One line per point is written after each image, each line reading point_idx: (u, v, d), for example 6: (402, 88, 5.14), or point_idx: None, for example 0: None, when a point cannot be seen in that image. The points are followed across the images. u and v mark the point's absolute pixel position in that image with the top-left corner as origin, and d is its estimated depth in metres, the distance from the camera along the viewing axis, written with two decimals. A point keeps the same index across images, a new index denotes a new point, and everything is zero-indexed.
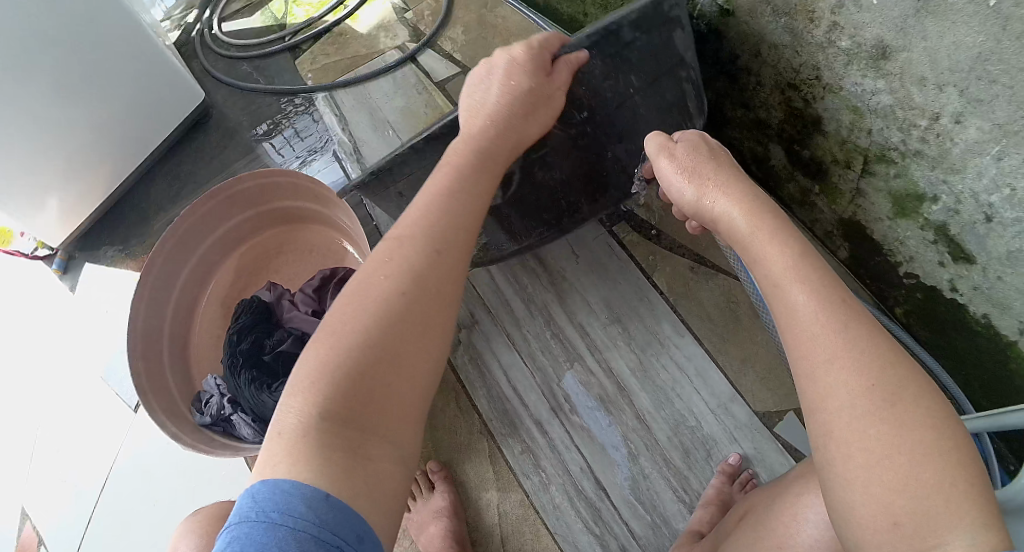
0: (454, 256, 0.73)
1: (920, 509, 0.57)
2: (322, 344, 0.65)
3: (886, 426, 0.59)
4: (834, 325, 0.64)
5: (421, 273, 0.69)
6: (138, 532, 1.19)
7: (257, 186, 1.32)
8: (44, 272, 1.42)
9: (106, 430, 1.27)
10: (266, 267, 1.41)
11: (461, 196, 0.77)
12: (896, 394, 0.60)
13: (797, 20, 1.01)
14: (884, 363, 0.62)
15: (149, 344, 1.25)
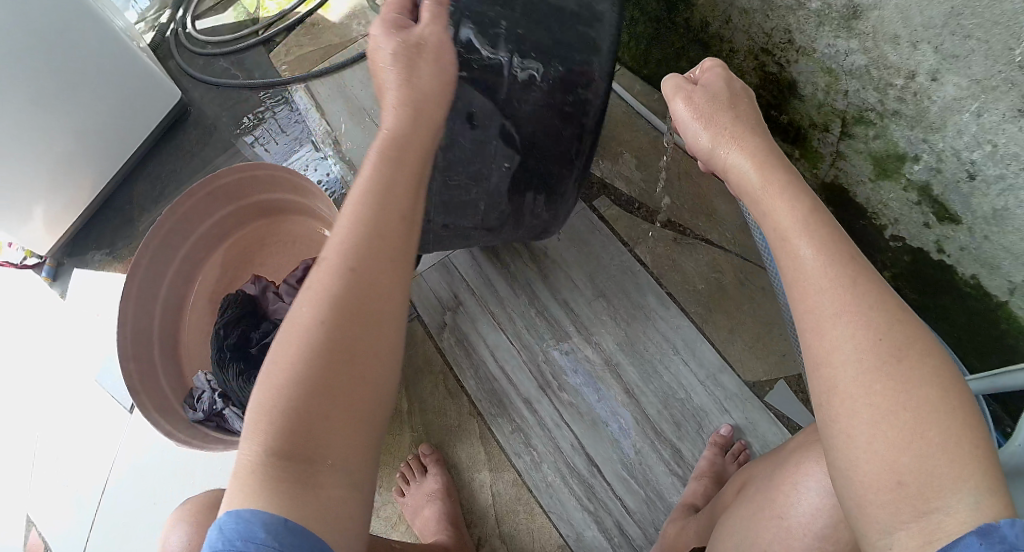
0: (385, 263, 0.64)
1: (923, 467, 0.52)
2: (266, 377, 0.60)
3: (891, 381, 0.55)
4: (840, 281, 0.58)
5: (334, 288, 0.62)
6: (141, 532, 1.20)
7: (238, 180, 1.33)
8: (33, 281, 1.42)
9: (103, 433, 1.27)
10: (251, 259, 1.42)
11: (386, 189, 0.67)
12: (902, 350, 0.56)
13: None
14: (883, 323, 0.57)
15: (139, 344, 1.25)
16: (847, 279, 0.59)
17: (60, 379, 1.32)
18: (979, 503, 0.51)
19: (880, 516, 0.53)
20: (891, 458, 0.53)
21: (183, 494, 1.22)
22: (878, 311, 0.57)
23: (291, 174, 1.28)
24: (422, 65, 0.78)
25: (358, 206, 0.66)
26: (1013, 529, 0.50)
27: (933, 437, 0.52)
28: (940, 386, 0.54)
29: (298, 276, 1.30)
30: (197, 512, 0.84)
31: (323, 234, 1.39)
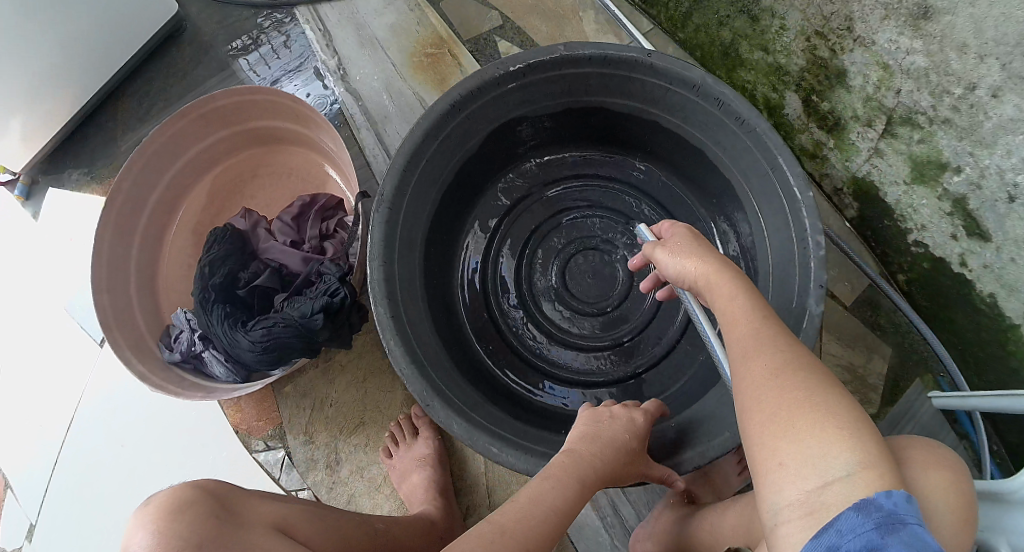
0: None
1: (802, 448, 0.60)
2: None
3: (769, 385, 0.64)
4: (757, 328, 0.69)
5: (508, 536, 0.69)
6: (109, 476, 1.15)
7: (232, 105, 1.20)
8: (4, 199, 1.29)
9: (72, 368, 1.19)
10: (240, 193, 1.29)
11: (561, 488, 0.75)
12: (779, 366, 0.64)
13: None
14: (767, 345, 0.66)
15: (115, 275, 1.15)
16: (763, 319, 0.69)
17: (27, 307, 1.23)
18: (852, 475, 0.57)
19: (772, 496, 0.60)
20: (773, 452, 0.61)
21: (158, 440, 1.16)
22: (746, 343, 0.68)
23: (295, 101, 1.16)
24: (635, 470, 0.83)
25: (544, 496, 0.74)
26: (889, 500, 0.56)
27: (803, 424, 0.60)
28: (819, 387, 0.62)
29: (293, 213, 1.16)
30: (158, 518, 0.69)
31: (325, 170, 1.28)
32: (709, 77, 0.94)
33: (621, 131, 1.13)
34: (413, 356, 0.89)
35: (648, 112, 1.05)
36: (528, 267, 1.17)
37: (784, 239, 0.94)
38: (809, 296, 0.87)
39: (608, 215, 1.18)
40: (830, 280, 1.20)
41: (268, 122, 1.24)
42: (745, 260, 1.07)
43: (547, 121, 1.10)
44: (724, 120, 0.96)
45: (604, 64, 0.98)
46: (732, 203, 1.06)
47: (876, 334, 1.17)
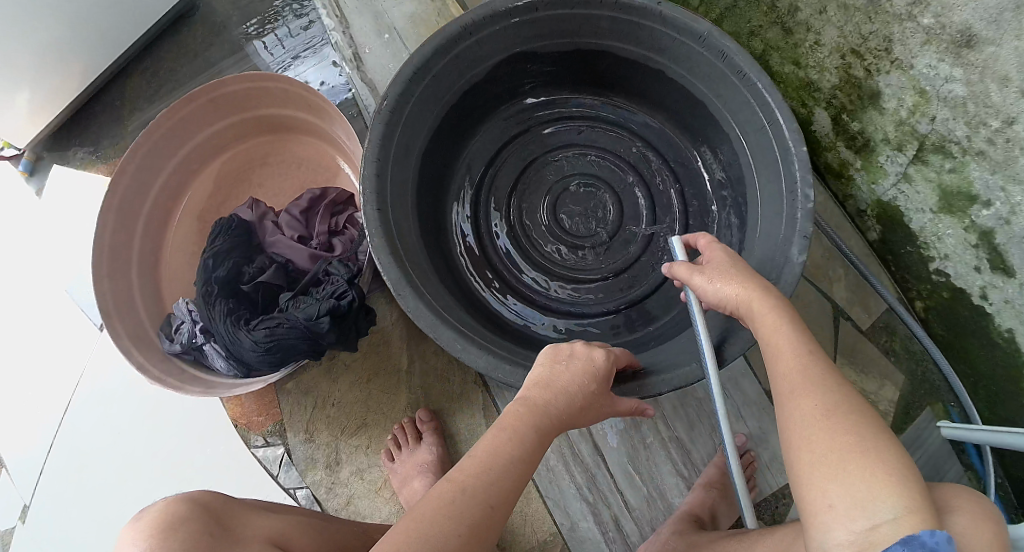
0: (504, 504, 0.69)
1: (858, 492, 0.60)
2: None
3: (821, 425, 0.63)
4: (801, 368, 0.67)
5: (464, 496, 0.67)
6: (103, 463, 1.14)
7: (245, 90, 1.13)
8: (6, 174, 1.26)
9: (69, 351, 1.17)
10: (247, 180, 1.23)
11: (517, 435, 0.73)
12: (832, 409, 0.64)
13: None
14: (817, 387, 0.66)
15: (117, 260, 1.12)
16: (806, 356, 0.69)
17: (23, 285, 1.21)
18: (898, 517, 0.58)
19: (821, 536, 0.61)
20: (821, 495, 0.61)
21: (157, 432, 1.14)
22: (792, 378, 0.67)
23: (309, 91, 1.09)
24: (591, 412, 0.80)
25: (499, 447, 0.72)
26: (932, 537, 0.57)
27: (852, 465, 0.61)
28: (869, 434, 0.62)
29: (302, 206, 1.08)
30: (153, 535, 0.74)
31: (336, 161, 1.20)
32: (714, 30, 0.93)
33: (624, 79, 1.09)
34: (395, 253, 0.92)
35: (654, 62, 1.03)
36: (519, 200, 1.12)
37: (774, 191, 0.95)
38: (793, 243, 0.90)
39: (607, 156, 1.14)
40: (845, 304, 1.17)
41: (271, 105, 1.17)
42: (734, 198, 1.05)
43: (551, 63, 1.08)
44: (727, 73, 0.96)
45: (614, 8, 0.97)
46: (727, 154, 1.04)
47: (889, 360, 1.16)
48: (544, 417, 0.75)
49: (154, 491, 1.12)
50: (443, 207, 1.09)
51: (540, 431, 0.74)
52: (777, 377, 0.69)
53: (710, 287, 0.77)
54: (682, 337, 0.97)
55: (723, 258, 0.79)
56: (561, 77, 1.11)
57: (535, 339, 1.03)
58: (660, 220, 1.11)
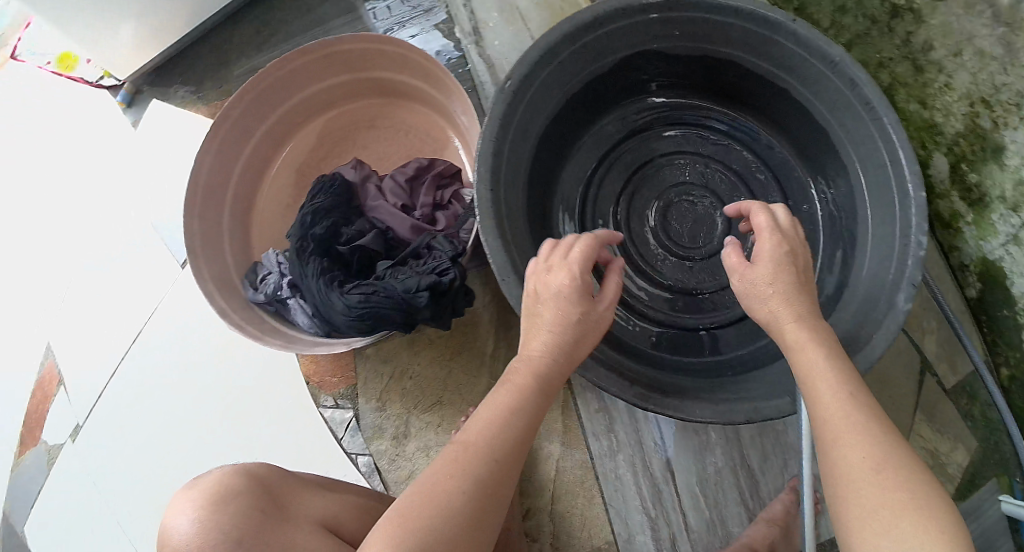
0: (513, 462, 0.69)
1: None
2: (398, 518, 0.63)
3: (872, 478, 0.62)
4: (855, 414, 0.66)
5: (471, 454, 0.67)
6: (164, 399, 1.15)
7: (361, 50, 1.11)
8: (107, 104, 1.27)
9: (143, 285, 1.18)
10: (351, 140, 1.21)
11: (519, 392, 0.72)
12: (881, 463, 0.62)
13: (1019, 35, 0.94)
14: (858, 427, 0.65)
15: (210, 201, 1.11)
16: (850, 392, 0.67)
17: (109, 213, 1.22)
18: None
19: None
20: (854, 539, 0.61)
21: (223, 378, 1.13)
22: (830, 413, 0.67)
23: (428, 59, 1.06)
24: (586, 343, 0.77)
25: (502, 406, 0.71)
26: None
27: (886, 511, 0.60)
28: (916, 482, 0.61)
29: (408, 174, 1.07)
30: (206, 507, 0.80)
31: (446, 133, 1.18)
32: (847, 58, 0.91)
33: (751, 94, 1.08)
34: (504, 236, 0.91)
35: (781, 80, 1.01)
36: (628, 200, 1.11)
37: (888, 231, 0.94)
38: (900, 290, 0.89)
39: (721, 169, 1.12)
40: (933, 359, 1.16)
41: (384, 68, 1.15)
42: (843, 230, 1.04)
43: (674, 66, 1.07)
44: (856, 105, 0.94)
45: (748, 21, 0.95)
46: (841, 185, 1.03)
47: (966, 423, 1.14)
48: (542, 370, 0.74)
49: (210, 436, 1.13)
50: (553, 196, 1.08)
51: (541, 390, 0.73)
52: (812, 409, 0.68)
53: (754, 289, 0.76)
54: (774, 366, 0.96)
55: (767, 266, 0.76)
56: (684, 82, 1.10)
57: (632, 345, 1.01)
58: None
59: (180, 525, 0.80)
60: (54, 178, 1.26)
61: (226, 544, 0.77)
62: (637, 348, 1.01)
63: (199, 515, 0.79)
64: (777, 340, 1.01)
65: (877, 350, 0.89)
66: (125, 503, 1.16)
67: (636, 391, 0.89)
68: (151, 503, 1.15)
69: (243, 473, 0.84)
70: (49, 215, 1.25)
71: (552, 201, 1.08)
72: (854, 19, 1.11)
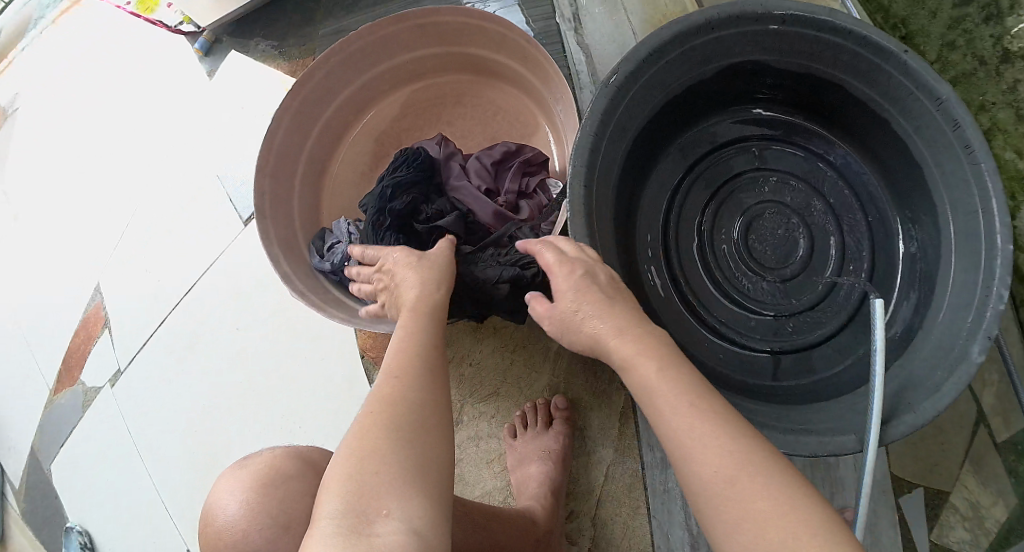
0: (433, 363, 0.73)
1: None
2: (349, 442, 0.65)
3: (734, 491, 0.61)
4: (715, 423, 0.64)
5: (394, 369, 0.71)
6: (210, 355, 1.13)
7: (458, 23, 1.09)
8: (185, 50, 1.24)
9: (201, 236, 1.16)
10: (436, 114, 1.19)
11: (419, 312, 0.79)
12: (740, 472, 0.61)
13: None
14: (712, 439, 0.63)
15: (283, 163, 1.09)
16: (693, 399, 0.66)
17: (175, 159, 1.20)
18: None
19: None
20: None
21: (281, 347, 1.10)
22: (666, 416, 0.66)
23: (531, 42, 1.04)
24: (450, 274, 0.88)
25: (406, 328, 0.77)
26: None
27: (750, 523, 0.59)
28: (783, 493, 0.60)
29: (494, 158, 1.06)
30: (254, 489, 0.77)
31: (534, 118, 1.16)
32: (954, 97, 0.89)
33: (853, 121, 1.05)
34: (591, 233, 0.89)
35: (880, 111, 0.99)
36: (714, 211, 1.10)
37: (974, 278, 0.91)
38: (975, 341, 0.88)
39: (811, 195, 1.10)
40: (988, 412, 1.13)
41: (479, 45, 1.12)
42: (921, 271, 1.01)
43: (777, 81, 1.06)
44: (954, 146, 0.92)
45: (859, 46, 0.93)
46: (928, 227, 1.00)
47: (1009, 479, 1.11)
48: (431, 295, 0.82)
49: (256, 403, 1.10)
50: (641, 197, 1.07)
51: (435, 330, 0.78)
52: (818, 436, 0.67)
53: (568, 317, 0.78)
54: (845, 399, 0.95)
55: (568, 295, 0.78)
56: (785, 100, 1.09)
57: (697, 360, 1.00)
58: (848, 273, 1.07)
59: (227, 504, 0.77)
60: (125, 117, 1.25)
61: (272, 529, 0.75)
62: (701, 359, 1.00)
63: (250, 498, 0.76)
64: (849, 372, 1.00)
65: (943, 399, 0.88)
66: (157, 456, 1.13)
67: None
68: (183, 462, 1.11)
69: (296, 456, 0.82)
70: (115, 154, 1.24)
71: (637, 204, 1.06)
72: (962, 56, 1.14)
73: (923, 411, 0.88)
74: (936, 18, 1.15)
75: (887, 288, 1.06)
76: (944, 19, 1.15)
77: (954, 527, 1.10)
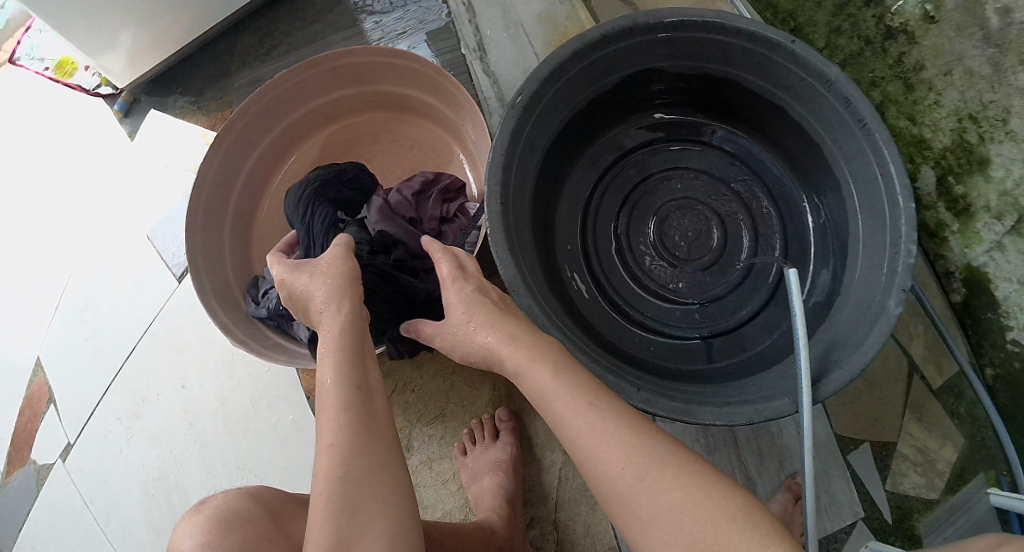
0: (367, 399, 0.73)
1: None
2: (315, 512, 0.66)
3: (640, 485, 0.66)
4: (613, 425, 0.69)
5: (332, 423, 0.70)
6: (160, 414, 1.14)
7: (369, 62, 1.12)
8: (103, 113, 1.26)
9: (138, 297, 1.16)
10: (355, 154, 1.21)
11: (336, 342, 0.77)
12: (644, 468, 0.66)
13: (1006, 56, 1.04)
14: (608, 437, 0.68)
15: (211, 218, 1.11)
16: (591, 399, 0.72)
17: (102, 224, 1.21)
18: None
19: None
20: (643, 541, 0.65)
21: (229, 396, 1.12)
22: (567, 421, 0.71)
23: (439, 73, 1.08)
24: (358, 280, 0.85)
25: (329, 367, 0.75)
26: None
27: (664, 511, 0.64)
28: (687, 477, 0.66)
29: (415, 188, 1.08)
30: (208, 529, 0.78)
31: (450, 147, 1.19)
32: (844, 77, 0.95)
33: (750, 113, 1.11)
34: (511, 243, 0.92)
35: (775, 98, 1.05)
36: (627, 213, 1.14)
37: (883, 238, 0.96)
38: (891, 296, 0.93)
39: (715, 185, 1.15)
40: (920, 362, 1.18)
41: (390, 82, 1.16)
42: (834, 241, 1.06)
43: (677, 84, 1.11)
44: (848, 121, 0.98)
45: (750, 41, 0.99)
46: (834, 200, 1.06)
47: (951, 421, 1.16)
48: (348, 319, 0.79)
49: (212, 458, 1.11)
50: (556, 209, 1.10)
51: (356, 353, 0.76)
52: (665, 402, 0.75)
53: (455, 327, 0.86)
54: (774, 369, 0.99)
55: (460, 308, 0.86)
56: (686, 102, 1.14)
57: (633, 355, 1.02)
58: (762, 252, 1.12)
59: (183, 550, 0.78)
60: (47, 189, 1.25)
61: None
62: (637, 355, 1.03)
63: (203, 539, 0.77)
64: (777, 343, 1.04)
65: (870, 350, 0.92)
66: (118, 528, 1.11)
67: (642, 395, 0.90)
68: (144, 527, 1.11)
69: (248, 497, 0.83)
70: (41, 227, 1.24)
71: (553, 218, 1.09)
72: (849, 39, 1.19)
73: (849, 366, 0.92)
74: (820, 8, 1.21)
75: (802, 263, 1.11)
76: (828, 7, 1.21)
77: (907, 473, 1.15)
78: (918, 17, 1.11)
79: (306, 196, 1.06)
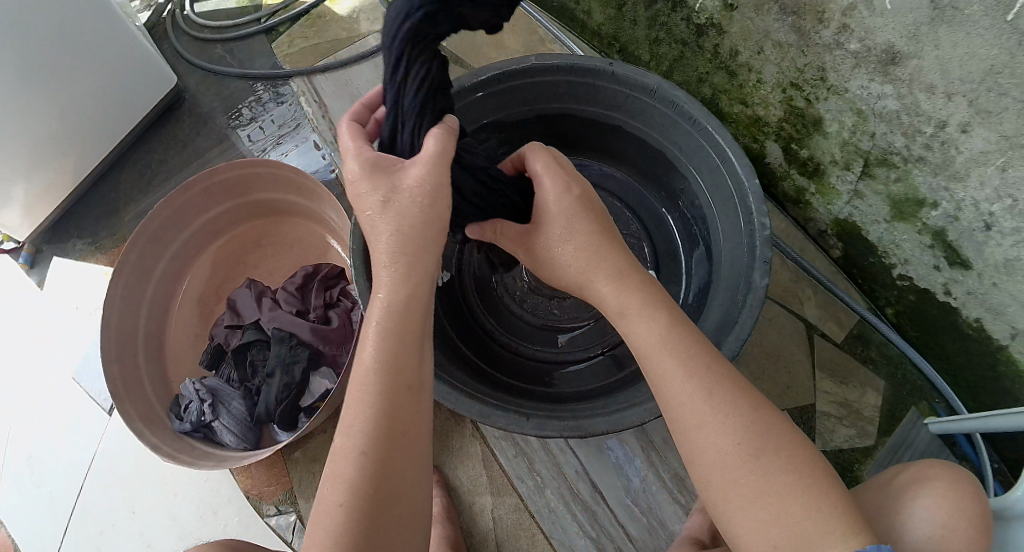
0: (418, 388, 0.65)
1: (771, 489, 0.64)
2: (338, 487, 0.61)
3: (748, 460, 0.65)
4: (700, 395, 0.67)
5: (375, 403, 0.63)
6: (114, 541, 1.18)
7: (236, 177, 1.22)
8: (10, 268, 1.34)
9: (77, 433, 1.23)
10: (244, 263, 1.31)
11: (402, 315, 0.65)
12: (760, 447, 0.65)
13: (805, 19, 0.98)
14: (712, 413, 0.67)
15: (124, 349, 1.16)
16: (710, 364, 0.69)
17: (27, 373, 1.28)
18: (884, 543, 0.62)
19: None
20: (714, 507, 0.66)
21: (175, 512, 1.18)
22: (682, 382, 0.68)
23: (298, 173, 1.18)
24: (438, 228, 0.69)
25: (384, 340, 0.64)
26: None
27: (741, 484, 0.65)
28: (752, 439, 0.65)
29: (297, 283, 1.19)
30: None
31: (325, 239, 1.30)
32: (665, 83, 0.99)
33: (592, 137, 1.17)
34: None
35: (609, 119, 1.10)
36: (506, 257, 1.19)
37: (735, 213, 0.99)
38: (754, 271, 0.93)
39: None
40: (818, 321, 1.19)
41: (261, 192, 1.26)
42: (700, 230, 1.10)
43: (518, 131, 1.15)
44: (678, 120, 1.02)
45: (571, 73, 1.03)
46: (688, 194, 1.10)
47: (867, 366, 1.17)
48: (412, 286, 0.67)
49: None
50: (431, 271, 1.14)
51: (416, 336, 0.66)
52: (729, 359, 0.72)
53: (547, 241, 0.80)
54: None
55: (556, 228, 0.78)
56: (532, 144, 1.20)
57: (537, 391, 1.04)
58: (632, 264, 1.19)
59: None
60: None
61: None
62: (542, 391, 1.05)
63: None
64: None
65: (748, 323, 0.91)
66: None
67: (534, 421, 0.91)
68: None
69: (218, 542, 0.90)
70: None
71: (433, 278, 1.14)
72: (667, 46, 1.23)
73: (726, 346, 0.91)
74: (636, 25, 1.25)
75: (674, 263, 1.17)
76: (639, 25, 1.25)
77: (835, 429, 1.14)
78: (717, 8, 1.08)
79: (402, 41, 0.70)
